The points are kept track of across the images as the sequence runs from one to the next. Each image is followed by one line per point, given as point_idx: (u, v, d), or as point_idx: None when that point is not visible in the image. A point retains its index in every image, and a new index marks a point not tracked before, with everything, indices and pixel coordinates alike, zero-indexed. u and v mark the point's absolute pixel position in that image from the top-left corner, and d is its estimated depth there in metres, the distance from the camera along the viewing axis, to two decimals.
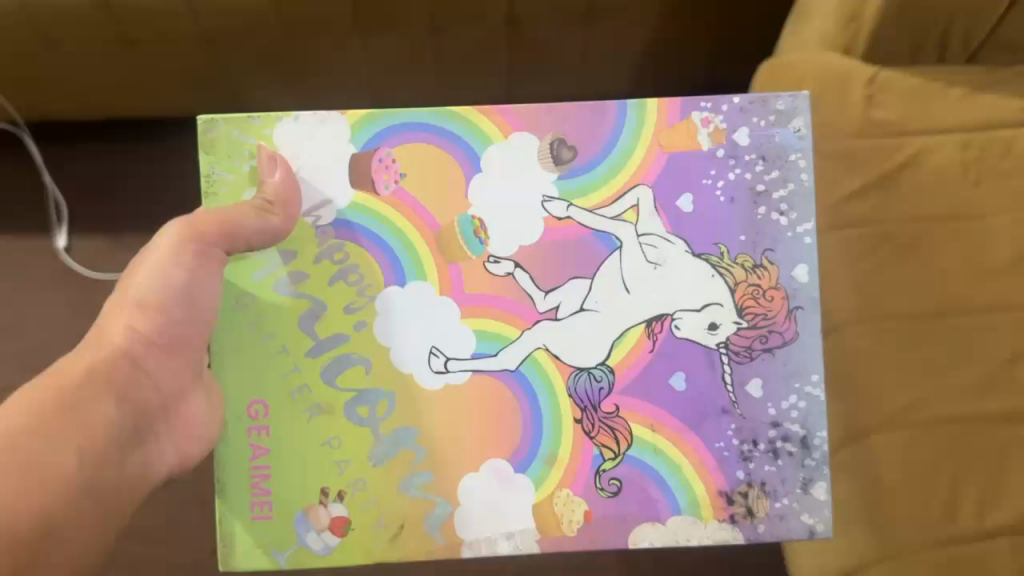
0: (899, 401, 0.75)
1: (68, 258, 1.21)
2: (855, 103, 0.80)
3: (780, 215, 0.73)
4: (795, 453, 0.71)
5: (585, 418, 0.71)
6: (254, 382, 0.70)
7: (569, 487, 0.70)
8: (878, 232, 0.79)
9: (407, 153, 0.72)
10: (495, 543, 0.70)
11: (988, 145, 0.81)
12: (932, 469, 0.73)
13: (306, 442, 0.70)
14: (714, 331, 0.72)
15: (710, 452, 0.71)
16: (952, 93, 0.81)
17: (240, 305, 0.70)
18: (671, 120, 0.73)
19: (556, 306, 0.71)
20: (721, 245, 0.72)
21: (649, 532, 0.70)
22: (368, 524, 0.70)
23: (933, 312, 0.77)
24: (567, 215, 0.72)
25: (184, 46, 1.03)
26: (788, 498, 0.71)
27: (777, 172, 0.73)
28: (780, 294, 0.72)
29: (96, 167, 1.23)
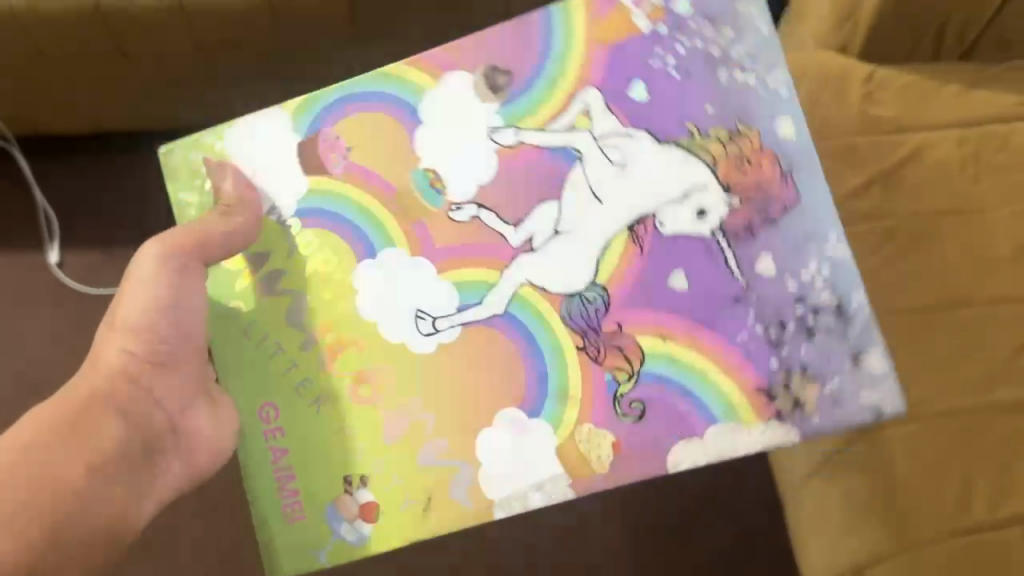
0: (912, 395, 0.75)
1: (60, 273, 1.20)
2: (854, 101, 0.84)
3: (743, 76, 0.62)
4: (830, 322, 0.59)
5: (587, 343, 0.60)
6: (258, 383, 0.62)
7: (590, 421, 0.59)
8: (880, 227, 0.81)
9: (357, 126, 0.65)
10: (526, 496, 0.58)
11: (984, 139, 0.83)
12: (943, 464, 0.72)
13: (318, 437, 0.61)
14: (705, 219, 0.60)
15: (738, 349, 0.59)
16: (948, 91, 0.84)
17: (229, 321, 0.63)
18: (601, 11, 0.64)
19: (529, 239, 0.61)
20: (689, 125, 0.62)
21: (685, 450, 0.57)
22: (398, 502, 0.59)
23: (937, 304, 0.78)
24: (517, 137, 0.63)
25: (182, 55, 1.04)
26: (841, 375, 0.58)
27: (732, 34, 0.63)
28: (767, 157, 0.61)
29: (84, 180, 1.23)
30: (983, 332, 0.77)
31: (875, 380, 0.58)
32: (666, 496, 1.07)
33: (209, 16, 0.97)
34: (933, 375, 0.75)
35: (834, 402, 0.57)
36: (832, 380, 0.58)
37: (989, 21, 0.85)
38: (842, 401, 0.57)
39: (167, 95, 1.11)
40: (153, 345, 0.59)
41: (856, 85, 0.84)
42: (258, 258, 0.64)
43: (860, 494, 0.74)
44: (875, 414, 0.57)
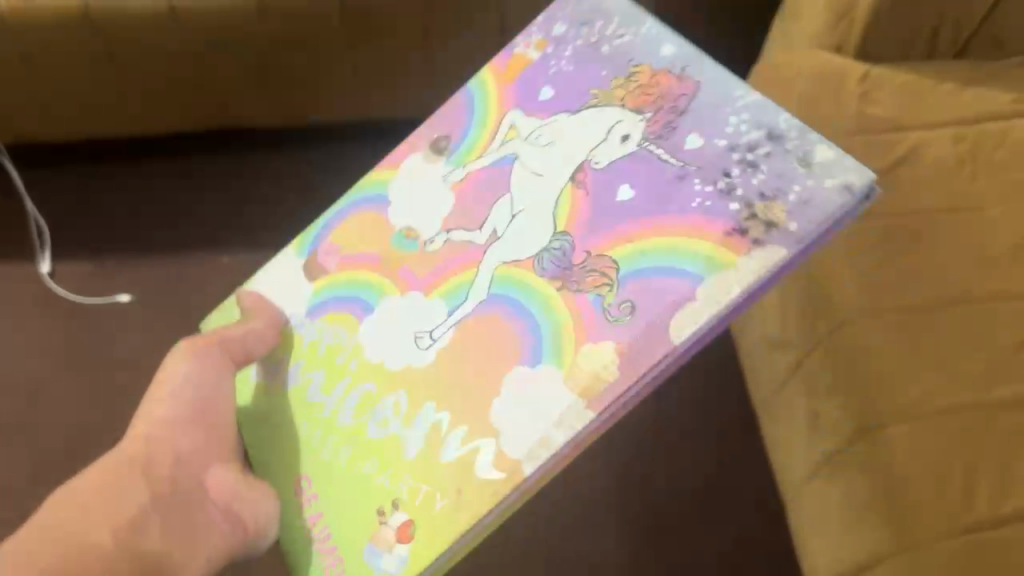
0: (911, 392, 0.73)
1: (53, 283, 1.21)
2: (850, 100, 0.85)
3: (622, 37, 0.68)
4: (772, 149, 0.60)
5: (567, 283, 0.60)
6: (290, 466, 0.66)
7: (590, 339, 0.57)
8: (877, 225, 0.81)
9: (348, 231, 0.73)
10: (549, 437, 0.55)
11: (982, 137, 0.84)
12: (942, 461, 0.70)
13: (347, 477, 0.63)
14: (630, 139, 0.63)
15: (698, 212, 0.58)
16: (944, 90, 0.86)
17: (261, 411, 0.69)
18: (501, 66, 0.72)
19: (494, 231, 0.65)
20: (596, 91, 0.67)
21: (686, 317, 0.55)
22: (427, 507, 0.58)
23: (939, 301, 0.77)
24: (467, 173, 0.69)
25: (170, 63, 1.04)
26: (805, 181, 0.58)
27: (604, 22, 0.70)
28: (662, 74, 0.66)
29: (76, 192, 1.27)
30: (985, 330, 0.75)
31: (832, 170, 0.58)
32: (666, 501, 1.07)
33: (201, 17, 0.98)
34: (933, 372, 0.74)
35: (805, 204, 0.57)
36: (798, 190, 0.57)
37: (981, 22, 0.87)
38: (811, 204, 0.57)
39: (159, 104, 1.11)
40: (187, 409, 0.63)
41: (853, 83, 0.86)
42: (281, 362, 0.70)
43: (863, 494, 0.73)
44: (847, 192, 0.56)
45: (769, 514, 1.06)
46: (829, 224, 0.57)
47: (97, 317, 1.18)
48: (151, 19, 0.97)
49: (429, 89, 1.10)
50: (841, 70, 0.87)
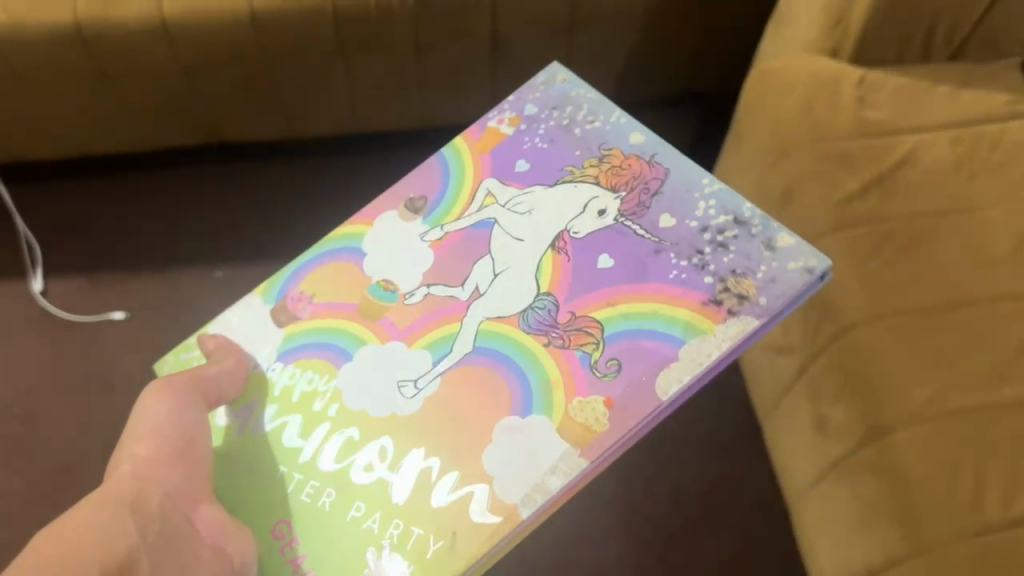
0: (919, 395, 0.73)
1: (45, 301, 1.19)
2: (847, 105, 0.86)
3: (593, 121, 0.74)
4: (739, 233, 0.66)
5: (552, 339, 0.63)
6: (264, 510, 0.60)
7: (579, 394, 0.60)
8: (877, 231, 0.80)
9: (320, 280, 0.70)
10: (546, 484, 0.57)
11: (979, 139, 0.84)
12: (952, 464, 0.70)
13: (333, 523, 0.59)
14: (607, 213, 0.68)
15: (678, 283, 0.64)
16: (937, 92, 0.86)
17: (229, 459, 0.63)
18: (475, 136, 0.75)
19: (478, 287, 0.66)
20: (569, 167, 0.72)
21: (670, 374, 0.60)
22: (424, 551, 0.56)
23: (944, 305, 0.76)
24: (446, 234, 0.70)
25: (162, 77, 1.03)
26: (770, 264, 0.65)
27: (571, 109, 0.75)
28: (633, 159, 0.72)
29: (68, 209, 1.26)
30: (989, 330, 0.75)
31: (794, 254, 0.65)
32: (669, 508, 1.07)
33: (191, 29, 0.96)
34: (939, 376, 0.73)
35: (771, 282, 0.64)
36: (764, 268, 0.64)
37: (973, 26, 0.88)
38: (777, 282, 0.64)
39: (148, 116, 1.09)
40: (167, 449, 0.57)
41: (849, 86, 0.87)
42: (250, 405, 0.65)
43: (872, 496, 0.73)
44: (809, 274, 0.64)
45: (772, 517, 1.06)
46: (792, 301, 0.64)
47: (90, 335, 1.16)
48: (140, 32, 0.96)
49: (422, 94, 1.09)
50: (837, 76, 0.87)
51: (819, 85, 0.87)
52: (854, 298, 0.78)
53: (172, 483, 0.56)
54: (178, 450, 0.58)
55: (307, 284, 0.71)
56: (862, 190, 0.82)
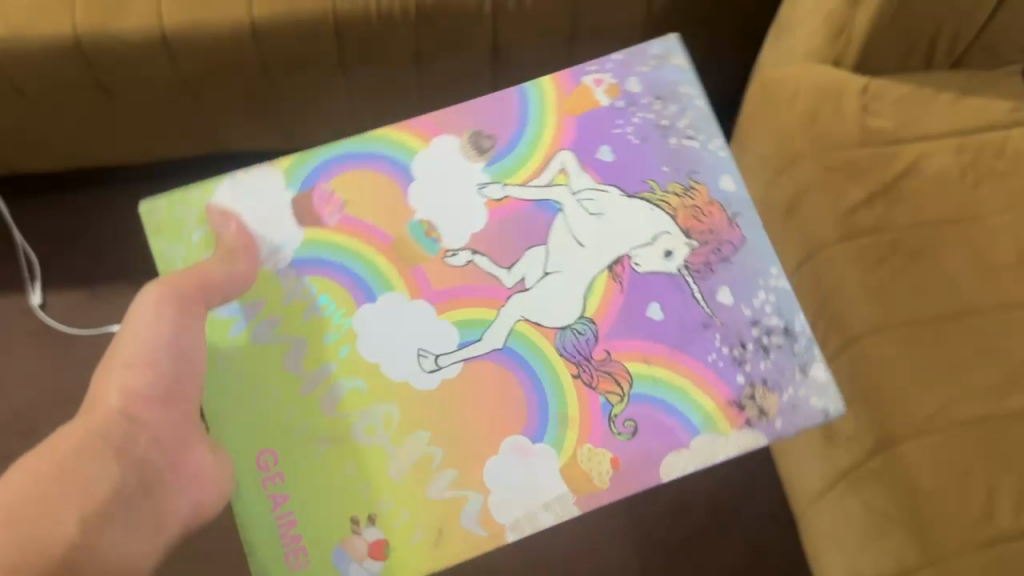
0: (927, 406, 0.73)
1: (45, 316, 1.16)
2: (850, 114, 0.84)
3: (691, 140, 0.72)
4: (784, 344, 0.66)
5: (583, 371, 0.64)
6: (257, 436, 0.63)
7: (590, 441, 0.63)
8: (883, 241, 0.80)
9: (347, 186, 0.70)
10: (536, 516, 0.61)
11: (983, 147, 0.84)
12: (965, 473, 0.71)
13: (322, 475, 0.62)
14: (672, 258, 0.68)
15: (710, 366, 0.65)
16: (940, 100, 0.86)
17: (223, 365, 0.65)
18: (570, 93, 0.73)
19: (524, 278, 0.67)
20: (650, 181, 0.70)
21: (676, 460, 0.62)
22: (407, 541, 0.60)
23: (951, 315, 0.77)
24: (505, 196, 0.69)
25: (161, 85, 1.01)
26: (798, 389, 0.64)
27: (674, 106, 0.73)
28: (716, 207, 0.70)
29: (59, 216, 1.20)
30: (995, 341, 0.76)
31: (827, 390, 0.64)
32: (672, 515, 1.07)
33: (193, 42, 0.95)
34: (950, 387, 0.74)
35: (793, 408, 0.64)
36: (790, 392, 0.64)
37: (974, 36, 0.88)
38: (798, 412, 0.64)
39: (147, 127, 1.08)
40: (159, 382, 0.58)
41: (852, 97, 0.84)
42: (255, 303, 0.66)
43: (882, 504, 0.73)
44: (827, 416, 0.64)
45: (775, 524, 1.07)
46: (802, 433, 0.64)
47: (86, 351, 1.14)
48: (142, 44, 0.94)
49: (423, 102, 1.09)
50: (838, 85, 0.85)
51: (822, 94, 0.85)
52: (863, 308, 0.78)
53: (163, 424, 0.57)
54: (171, 383, 0.59)
55: (334, 184, 0.70)
56: (870, 200, 0.82)
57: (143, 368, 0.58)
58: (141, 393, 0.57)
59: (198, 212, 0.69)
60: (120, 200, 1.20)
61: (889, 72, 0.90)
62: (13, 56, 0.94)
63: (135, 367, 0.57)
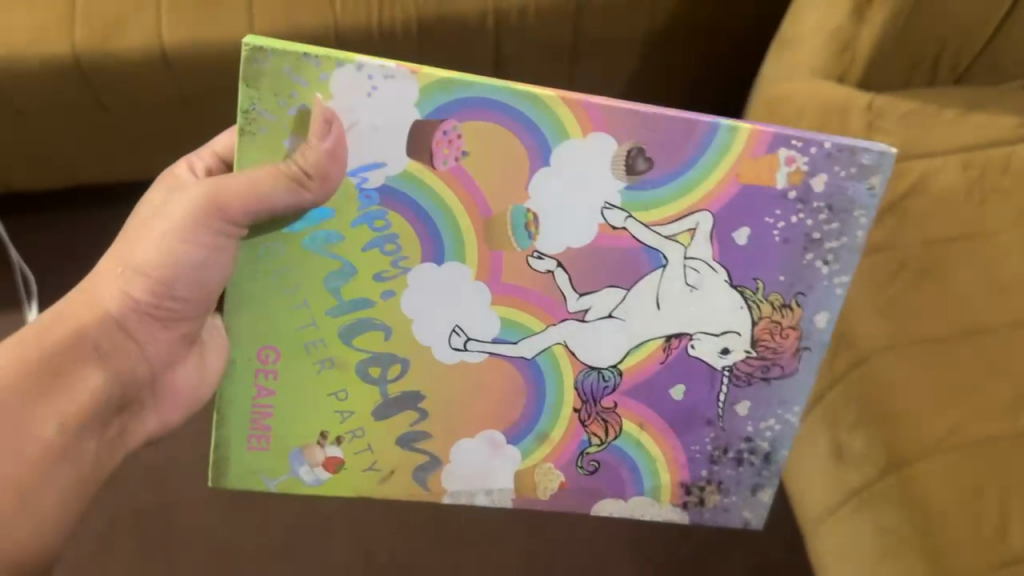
0: (939, 426, 0.74)
1: None
2: (856, 131, 0.84)
3: (819, 262, 0.68)
4: (754, 463, 0.75)
5: (585, 409, 0.71)
6: (268, 330, 0.67)
7: (552, 459, 0.73)
8: (891, 260, 0.80)
9: (478, 128, 0.61)
10: (473, 495, 0.74)
11: (987, 163, 0.84)
12: (977, 494, 0.71)
13: (312, 389, 0.69)
14: (724, 355, 0.70)
15: (685, 456, 0.74)
16: (943, 117, 0.86)
17: (266, 255, 0.64)
18: (753, 156, 0.64)
19: (587, 310, 0.67)
20: (759, 280, 0.68)
21: (609, 502, 0.75)
22: (360, 468, 0.72)
23: (959, 334, 0.77)
24: (622, 227, 0.65)
25: (161, 103, 1.00)
26: (736, 496, 0.76)
27: (836, 223, 0.67)
28: (795, 333, 0.70)
29: (60, 236, 1.18)
30: (1005, 358, 0.76)
31: (757, 507, 0.77)
32: (681, 529, 1.06)
33: (192, 59, 0.94)
34: (961, 409, 0.74)
35: (723, 509, 0.76)
36: (728, 497, 0.76)
37: (980, 51, 0.88)
38: (722, 512, 0.76)
39: (144, 145, 1.07)
40: (159, 298, 0.63)
41: (857, 114, 0.85)
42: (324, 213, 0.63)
43: (892, 526, 0.72)
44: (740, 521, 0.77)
45: (784, 536, 1.06)
46: None
47: None
48: (142, 61, 0.93)
49: None
50: (844, 102, 0.85)
51: (827, 111, 0.85)
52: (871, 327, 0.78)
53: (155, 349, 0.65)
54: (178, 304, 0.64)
55: (465, 126, 0.61)
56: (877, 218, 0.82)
57: (148, 282, 0.62)
58: (136, 307, 0.63)
59: (309, 86, 0.59)
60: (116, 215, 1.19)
61: (894, 88, 0.90)
62: (12, 74, 0.92)
63: (139, 275, 0.62)
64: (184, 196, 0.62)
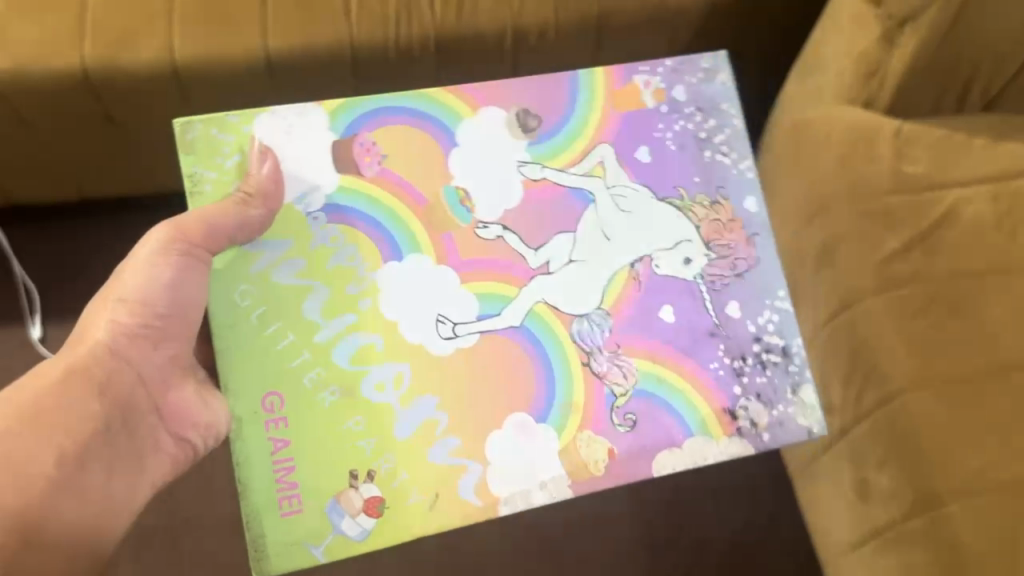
0: (972, 463, 0.71)
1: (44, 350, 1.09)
2: (886, 157, 0.79)
3: (723, 157, 0.66)
4: (780, 363, 0.63)
5: (593, 359, 0.60)
6: (262, 376, 0.57)
7: (589, 429, 0.59)
8: (921, 296, 0.76)
9: (391, 134, 0.62)
10: (529, 493, 0.57)
11: (1018, 197, 0.79)
12: (1012, 542, 0.68)
13: (324, 429, 0.57)
14: (689, 265, 0.63)
15: (710, 374, 0.62)
16: (976, 145, 0.81)
17: (239, 300, 0.58)
18: (616, 89, 0.66)
19: (547, 263, 0.62)
20: (681, 189, 0.65)
21: (669, 458, 0.59)
22: (405, 499, 0.57)
23: (994, 370, 0.73)
24: (541, 178, 0.63)
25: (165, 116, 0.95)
26: (789, 407, 0.62)
27: (713, 121, 0.67)
28: (737, 225, 0.65)
29: (55, 248, 1.13)
30: None
31: (815, 412, 0.62)
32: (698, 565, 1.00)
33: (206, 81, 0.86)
34: (1000, 441, 0.71)
35: (780, 424, 0.61)
36: (779, 410, 0.62)
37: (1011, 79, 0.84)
38: (785, 429, 0.61)
39: (131, 154, 1.02)
40: (147, 319, 0.58)
41: (887, 138, 0.79)
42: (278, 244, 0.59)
43: (923, 562, 0.70)
44: (806, 434, 0.62)
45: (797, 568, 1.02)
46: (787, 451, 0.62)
47: None
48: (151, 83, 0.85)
49: None
50: (873, 125, 0.80)
51: (854, 135, 0.80)
52: (899, 368, 0.74)
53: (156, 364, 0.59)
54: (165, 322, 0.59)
55: (376, 133, 0.62)
56: (910, 247, 0.77)
57: (131, 306, 0.58)
58: (128, 333, 0.58)
59: (233, 140, 0.60)
60: (99, 231, 1.14)
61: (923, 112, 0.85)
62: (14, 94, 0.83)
63: (122, 305, 0.58)
64: (149, 235, 0.58)
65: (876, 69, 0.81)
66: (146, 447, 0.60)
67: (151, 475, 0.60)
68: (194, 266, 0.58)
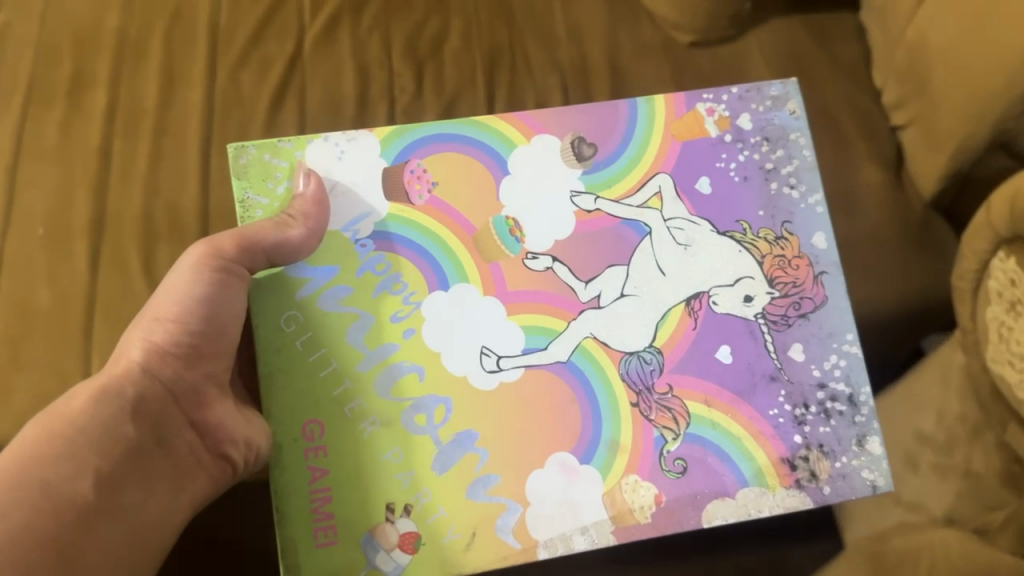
0: None
1: None
2: None
3: (790, 190, 0.45)
4: (846, 412, 0.42)
5: (644, 401, 0.41)
6: (294, 401, 0.40)
7: (636, 471, 0.40)
8: None
9: (452, 163, 0.43)
10: (571, 538, 0.39)
11: None
12: None
13: (363, 469, 0.39)
14: (750, 304, 0.43)
15: (765, 421, 0.42)
16: None
17: (282, 322, 0.40)
18: (675, 118, 0.45)
19: (599, 296, 0.42)
20: (743, 221, 0.44)
21: (721, 506, 0.40)
22: (455, 549, 0.39)
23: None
24: (595, 210, 0.43)
25: None
26: (851, 460, 0.42)
27: (781, 152, 0.45)
28: (804, 259, 0.44)
29: None
30: None
31: (886, 464, 0.42)
32: None
33: None
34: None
35: (841, 477, 0.41)
36: (842, 462, 0.41)
37: None
38: (849, 484, 0.41)
39: None
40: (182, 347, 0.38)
41: None
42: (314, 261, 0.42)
43: None
44: (873, 494, 0.41)
45: None
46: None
47: None
48: None
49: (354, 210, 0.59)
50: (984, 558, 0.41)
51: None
52: None
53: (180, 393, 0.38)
54: (190, 356, 0.38)
55: (431, 162, 0.43)
56: None
57: (168, 324, 0.37)
58: (170, 353, 0.37)
59: (287, 168, 0.42)
60: None
61: None
62: None
63: (162, 331, 0.37)
64: (181, 254, 0.39)
65: (977, 479, 0.46)
66: (185, 469, 0.38)
67: (191, 492, 0.39)
68: (236, 280, 0.39)
